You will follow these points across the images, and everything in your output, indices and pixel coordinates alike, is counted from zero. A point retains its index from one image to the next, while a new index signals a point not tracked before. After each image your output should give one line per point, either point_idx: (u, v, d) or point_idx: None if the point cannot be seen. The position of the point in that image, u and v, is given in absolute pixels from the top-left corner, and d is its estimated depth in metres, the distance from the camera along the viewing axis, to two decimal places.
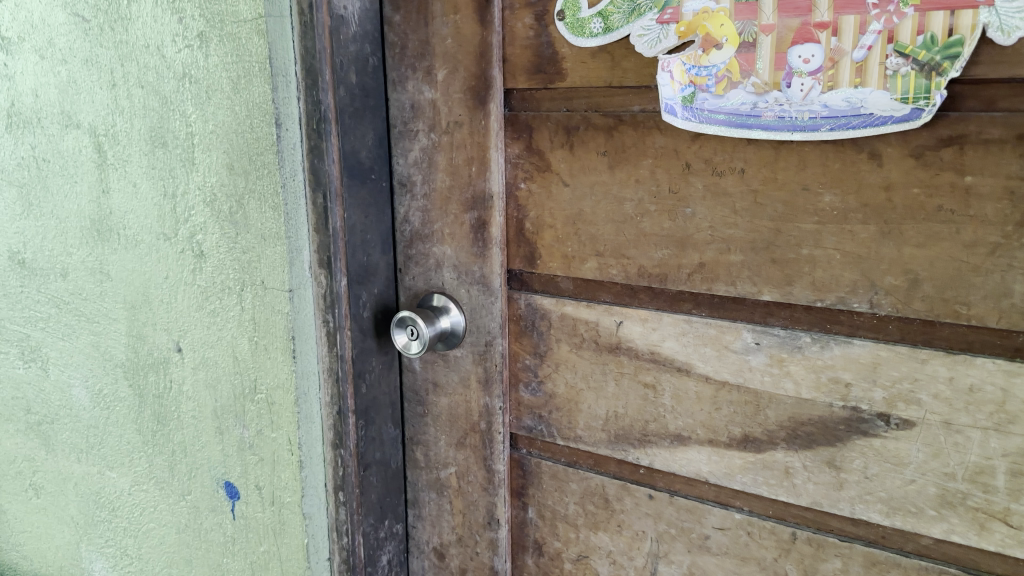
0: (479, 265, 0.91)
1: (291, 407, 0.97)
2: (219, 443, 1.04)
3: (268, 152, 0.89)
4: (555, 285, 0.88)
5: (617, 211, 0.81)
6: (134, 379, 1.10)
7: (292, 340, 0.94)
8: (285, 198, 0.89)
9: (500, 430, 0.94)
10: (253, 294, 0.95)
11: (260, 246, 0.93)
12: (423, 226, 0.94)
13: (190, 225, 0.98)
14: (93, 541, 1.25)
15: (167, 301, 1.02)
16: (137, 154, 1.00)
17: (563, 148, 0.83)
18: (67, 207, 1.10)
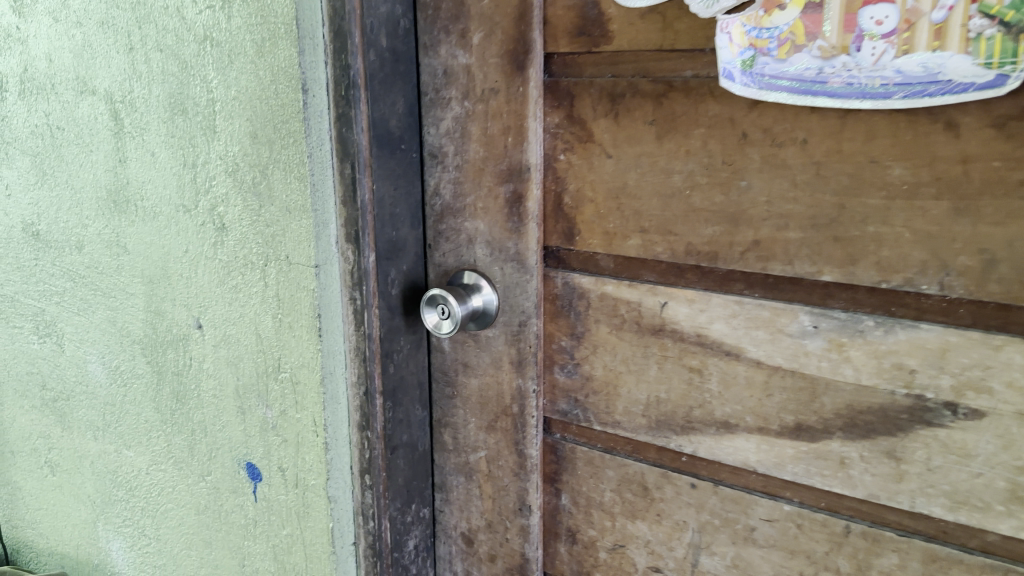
0: (515, 241, 0.86)
1: (315, 387, 0.92)
2: (241, 424, 1.00)
3: (294, 119, 0.84)
4: (595, 263, 0.83)
5: (665, 185, 0.76)
6: (152, 355, 1.06)
7: (318, 318, 0.89)
8: (311, 167, 0.85)
9: (533, 414, 0.90)
10: (277, 269, 0.90)
11: (285, 220, 0.88)
12: (454, 200, 0.89)
13: (211, 197, 0.93)
14: (111, 521, 1.22)
15: (188, 276, 0.98)
16: (155, 122, 0.95)
17: (607, 117, 0.78)
18: (83, 177, 1.06)
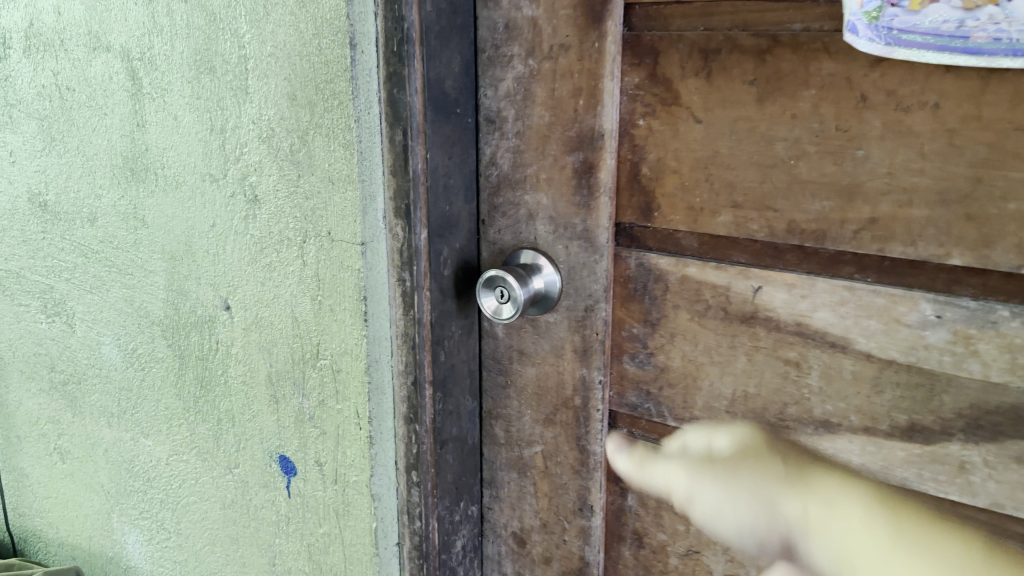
0: (582, 217, 0.78)
1: (359, 376, 0.83)
2: (275, 414, 0.91)
3: (341, 79, 0.75)
4: (675, 242, 0.75)
5: (765, 155, 0.67)
6: (174, 338, 0.98)
7: (365, 301, 0.81)
8: (359, 133, 0.76)
9: (599, 407, 0.81)
10: (318, 246, 0.81)
11: (327, 192, 0.79)
12: (514, 170, 0.81)
13: (242, 165, 0.84)
14: (126, 512, 1.14)
15: (215, 253, 0.90)
16: (179, 82, 0.86)
17: (697, 77, 0.69)
18: (97, 143, 0.97)
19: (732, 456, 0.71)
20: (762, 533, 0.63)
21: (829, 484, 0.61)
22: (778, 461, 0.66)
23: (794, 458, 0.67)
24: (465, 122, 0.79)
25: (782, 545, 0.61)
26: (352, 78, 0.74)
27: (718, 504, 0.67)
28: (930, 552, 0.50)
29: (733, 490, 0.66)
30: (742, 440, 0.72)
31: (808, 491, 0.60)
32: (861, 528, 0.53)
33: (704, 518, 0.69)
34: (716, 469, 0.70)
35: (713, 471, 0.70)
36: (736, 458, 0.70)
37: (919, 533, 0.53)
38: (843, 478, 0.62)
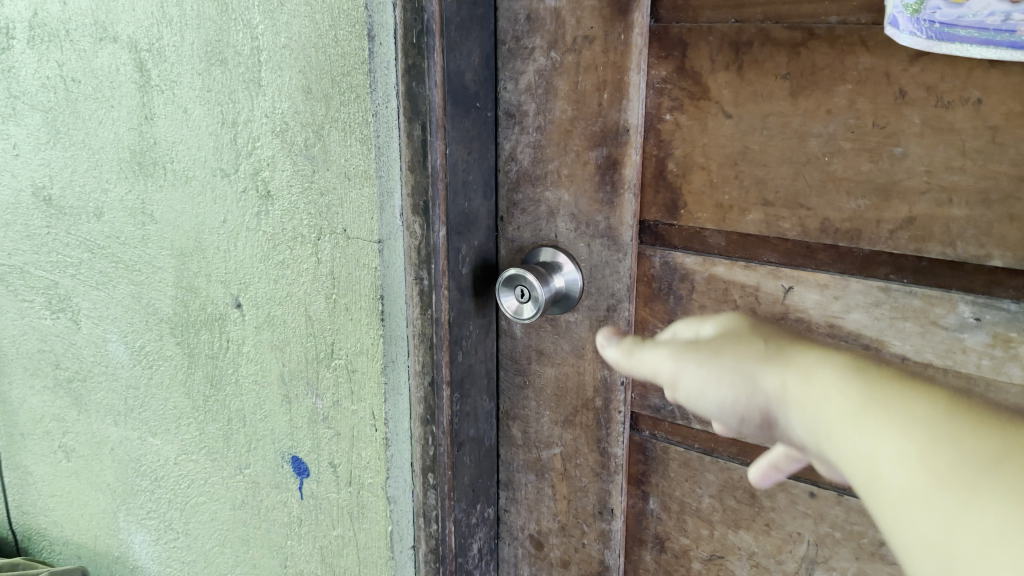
0: (606, 214, 0.76)
1: (376, 376, 0.81)
2: (287, 414, 0.89)
3: (357, 72, 0.72)
4: (702, 240, 0.73)
5: (798, 151, 0.65)
6: (183, 336, 0.96)
7: (381, 300, 0.78)
8: (376, 127, 0.73)
9: (620, 409, 0.79)
10: (333, 244, 0.79)
11: (342, 187, 0.76)
12: (534, 165, 0.78)
13: (255, 159, 0.82)
14: (133, 512, 1.13)
15: (226, 249, 0.87)
16: (189, 74, 0.84)
17: (728, 70, 0.67)
18: (103, 136, 0.95)
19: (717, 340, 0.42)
20: (744, 410, 0.38)
21: (813, 355, 0.36)
22: (764, 333, 0.40)
23: (784, 331, 0.41)
24: (485, 116, 0.77)
25: (768, 424, 0.37)
26: (370, 71, 0.72)
27: (698, 383, 0.40)
28: (927, 417, 0.30)
29: (715, 363, 0.40)
30: (725, 321, 0.43)
31: (789, 366, 0.36)
32: (851, 426, 0.32)
33: (685, 402, 0.41)
34: (696, 347, 0.42)
35: (702, 347, 0.41)
36: (716, 339, 0.41)
37: (904, 382, 0.32)
38: (828, 349, 0.36)
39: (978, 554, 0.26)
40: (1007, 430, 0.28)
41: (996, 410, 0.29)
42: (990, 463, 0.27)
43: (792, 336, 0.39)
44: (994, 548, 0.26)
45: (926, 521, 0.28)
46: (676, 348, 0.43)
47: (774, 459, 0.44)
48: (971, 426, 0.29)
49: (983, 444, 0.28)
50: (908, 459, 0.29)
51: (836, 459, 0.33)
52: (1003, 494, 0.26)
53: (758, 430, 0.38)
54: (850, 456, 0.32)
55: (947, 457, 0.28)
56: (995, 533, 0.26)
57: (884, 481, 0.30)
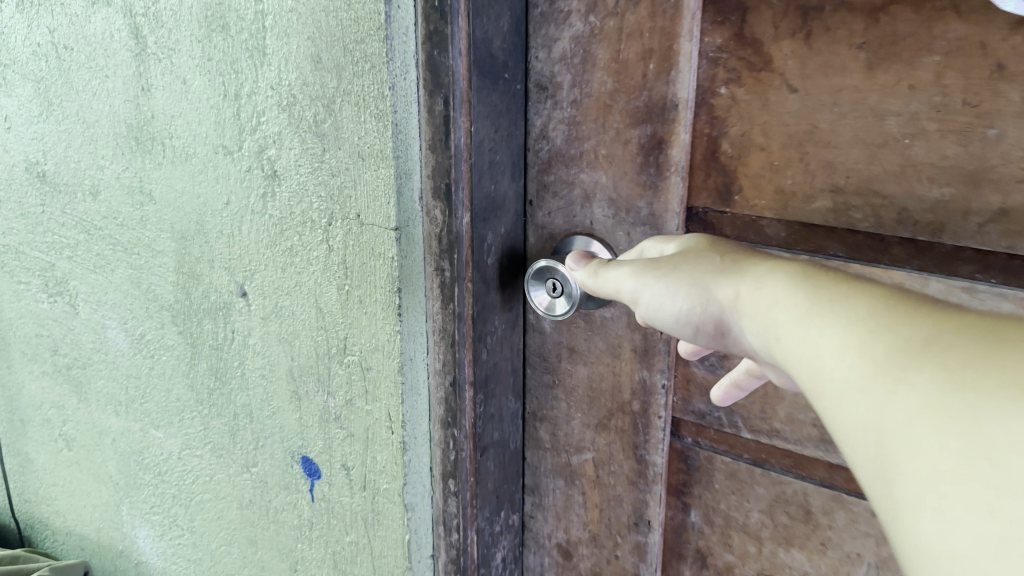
0: (649, 200, 0.68)
1: (392, 375, 0.74)
2: (297, 412, 0.82)
3: (372, 39, 0.64)
4: (758, 230, 0.65)
5: (874, 132, 0.57)
6: (185, 325, 0.89)
7: (398, 293, 0.71)
8: (394, 102, 0.65)
9: (661, 414, 0.72)
10: (345, 230, 0.71)
11: (356, 168, 0.69)
12: (567, 144, 0.71)
13: (260, 135, 0.74)
14: (136, 505, 1.07)
15: (230, 234, 0.80)
16: (188, 40, 0.76)
17: (794, 38, 0.59)
18: (98, 109, 0.88)
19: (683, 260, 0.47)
20: (701, 318, 0.44)
21: (762, 268, 0.41)
22: (715, 251, 0.46)
23: (736, 248, 0.47)
24: (515, 89, 0.69)
25: (721, 328, 0.44)
26: (386, 39, 0.64)
27: (659, 297, 0.46)
28: (863, 314, 0.33)
29: (676, 280, 0.45)
30: (685, 241, 0.51)
31: (739, 277, 0.42)
32: (798, 327, 0.36)
33: (649, 316, 0.48)
34: (658, 266, 0.48)
35: (665, 265, 0.47)
36: (676, 260, 0.47)
37: (835, 280, 0.36)
38: (775, 262, 0.41)
39: (905, 424, 0.28)
40: (931, 317, 0.31)
41: (928, 301, 0.32)
42: (916, 345, 0.30)
43: (741, 252, 0.46)
44: (915, 417, 0.28)
45: (859, 402, 0.31)
46: (641, 267, 0.49)
47: (736, 378, 0.55)
48: (901, 318, 0.32)
49: (915, 331, 0.30)
50: (848, 350, 0.32)
51: (783, 356, 0.37)
52: (929, 368, 0.28)
53: (713, 336, 0.45)
54: (793, 351, 0.36)
55: (882, 345, 0.31)
56: (912, 402, 0.28)
57: (826, 369, 0.33)
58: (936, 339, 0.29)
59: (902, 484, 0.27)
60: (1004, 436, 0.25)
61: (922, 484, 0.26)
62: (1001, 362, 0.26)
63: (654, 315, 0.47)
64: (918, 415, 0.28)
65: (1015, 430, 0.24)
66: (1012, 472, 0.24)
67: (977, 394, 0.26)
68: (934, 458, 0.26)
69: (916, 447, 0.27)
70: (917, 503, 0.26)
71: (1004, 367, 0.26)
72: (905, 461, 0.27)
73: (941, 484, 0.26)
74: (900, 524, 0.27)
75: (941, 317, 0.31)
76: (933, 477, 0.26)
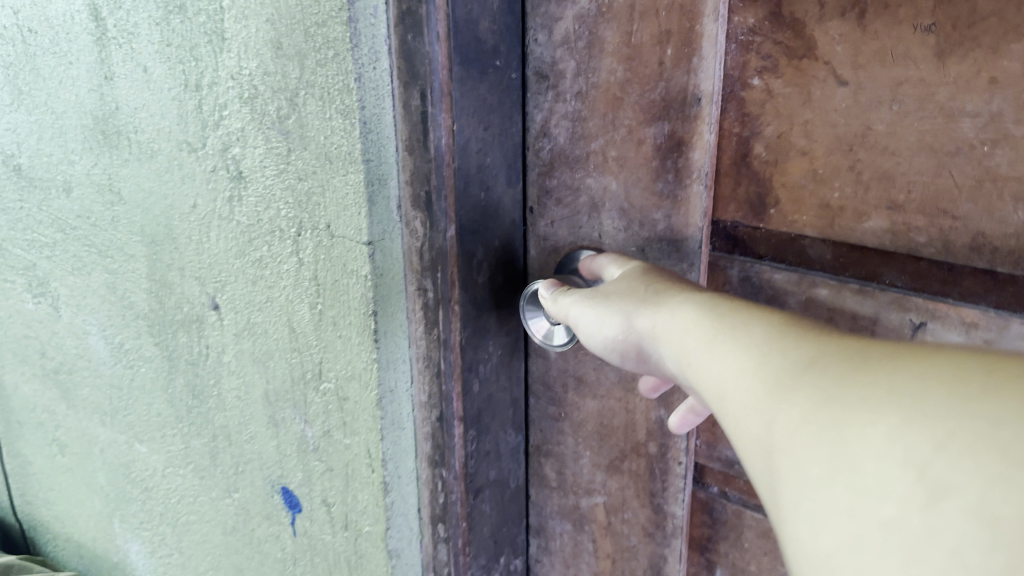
0: (666, 211, 0.57)
1: (371, 409, 0.63)
2: (274, 439, 0.73)
3: (333, 22, 0.53)
4: (799, 251, 0.53)
5: (944, 136, 0.46)
6: (161, 336, 0.81)
7: (374, 317, 0.60)
8: (360, 97, 0.54)
9: (681, 460, 0.62)
10: (315, 242, 0.62)
11: (323, 172, 0.59)
12: (572, 144, 0.60)
13: (223, 132, 0.65)
14: (127, 519, 1.01)
15: (198, 241, 0.71)
16: (147, 23, 0.67)
17: (844, 17, 0.47)
18: (64, 99, 0.79)
19: (622, 287, 0.49)
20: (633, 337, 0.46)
21: (684, 293, 0.43)
22: (652, 278, 0.48)
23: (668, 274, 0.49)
24: (510, 78, 0.59)
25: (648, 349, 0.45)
26: (349, 22, 0.53)
27: (597, 321, 0.48)
28: (761, 341, 0.34)
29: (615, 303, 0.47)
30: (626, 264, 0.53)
31: (661, 300, 0.44)
32: (702, 349, 0.37)
33: (588, 339, 0.50)
34: (602, 294, 0.50)
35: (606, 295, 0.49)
36: (618, 287, 0.49)
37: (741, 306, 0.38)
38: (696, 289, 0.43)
39: (781, 440, 0.28)
40: (818, 342, 0.31)
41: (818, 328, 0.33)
42: (796, 369, 0.30)
43: (670, 279, 0.47)
44: (793, 431, 0.27)
45: (752, 422, 0.30)
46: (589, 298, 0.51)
47: (691, 405, 0.53)
48: (793, 344, 0.32)
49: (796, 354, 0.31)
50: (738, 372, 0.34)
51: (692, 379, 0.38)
52: (802, 389, 0.28)
53: (642, 359, 0.46)
54: (703, 375, 0.36)
55: (774, 369, 0.31)
56: (793, 418, 0.28)
57: (728, 393, 0.33)
58: (821, 359, 0.29)
59: (779, 497, 0.26)
60: (868, 441, 0.24)
61: (795, 497, 0.26)
62: (871, 375, 0.26)
63: (598, 339, 0.49)
64: (798, 430, 0.27)
65: (871, 435, 0.24)
66: (872, 474, 0.23)
67: (839, 406, 0.26)
68: (804, 468, 0.26)
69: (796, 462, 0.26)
70: (791, 513, 0.26)
71: (873, 379, 0.26)
72: (783, 474, 0.27)
73: (809, 492, 0.25)
74: (779, 540, 0.26)
75: (827, 341, 0.31)
76: (807, 488, 0.25)
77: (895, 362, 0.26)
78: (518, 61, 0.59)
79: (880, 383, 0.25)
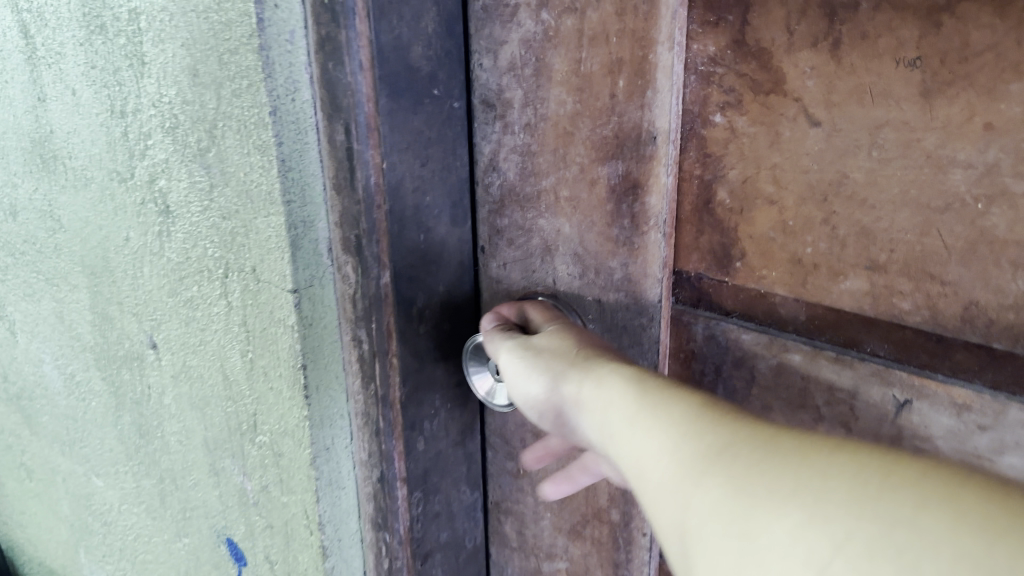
0: (623, 260, 0.50)
1: (305, 468, 0.57)
2: (216, 488, 0.68)
3: (246, 50, 0.48)
4: (768, 310, 0.47)
5: (931, 189, 0.39)
6: (108, 372, 0.76)
7: (303, 371, 0.54)
8: (277, 131, 0.48)
9: (646, 531, 0.56)
10: (242, 286, 0.56)
11: (245, 212, 0.53)
12: (522, 180, 0.53)
13: (149, 164, 0.59)
14: (91, 551, 0.96)
15: (133, 277, 0.66)
16: (71, 43, 0.62)
17: (816, 48, 0.40)
18: (4, 119, 0.75)
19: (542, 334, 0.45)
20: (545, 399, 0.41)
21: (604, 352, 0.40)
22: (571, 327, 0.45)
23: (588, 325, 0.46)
24: (451, 108, 0.52)
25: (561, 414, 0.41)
26: (263, 51, 0.47)
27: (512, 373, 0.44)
28: (685, 407, 0.30)
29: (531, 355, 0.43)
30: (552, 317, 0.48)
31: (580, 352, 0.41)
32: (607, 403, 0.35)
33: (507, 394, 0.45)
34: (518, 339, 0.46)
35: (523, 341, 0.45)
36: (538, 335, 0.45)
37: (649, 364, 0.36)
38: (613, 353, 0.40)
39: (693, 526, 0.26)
40: (737, 407, 0.29)
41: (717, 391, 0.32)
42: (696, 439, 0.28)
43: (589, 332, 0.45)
44: (705, 524, 0.25)
45: (671, 499, 0.28)
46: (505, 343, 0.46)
47: (570, 470, 0.50)
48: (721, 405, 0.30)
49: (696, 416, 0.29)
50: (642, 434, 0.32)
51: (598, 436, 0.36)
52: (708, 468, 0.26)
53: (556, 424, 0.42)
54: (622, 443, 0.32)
55: (690, 443, 0.28)
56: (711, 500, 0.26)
57: (645, 472, 0.30)
58: (730, 432, 0.27)
59: None
60: (779, 545, 0.22)
61: None
62: (778, 462, 0.25)
63: (524, 400, 0.42)
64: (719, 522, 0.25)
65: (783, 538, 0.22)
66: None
67: (747, 497, 0.24)
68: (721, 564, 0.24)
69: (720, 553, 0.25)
70: None
71: (789, 467, 0.24)
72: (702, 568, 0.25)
73: None
74: None
75: (740, 409, 0.29)
76: None
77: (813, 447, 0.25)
78: (461, 88, 0.52)
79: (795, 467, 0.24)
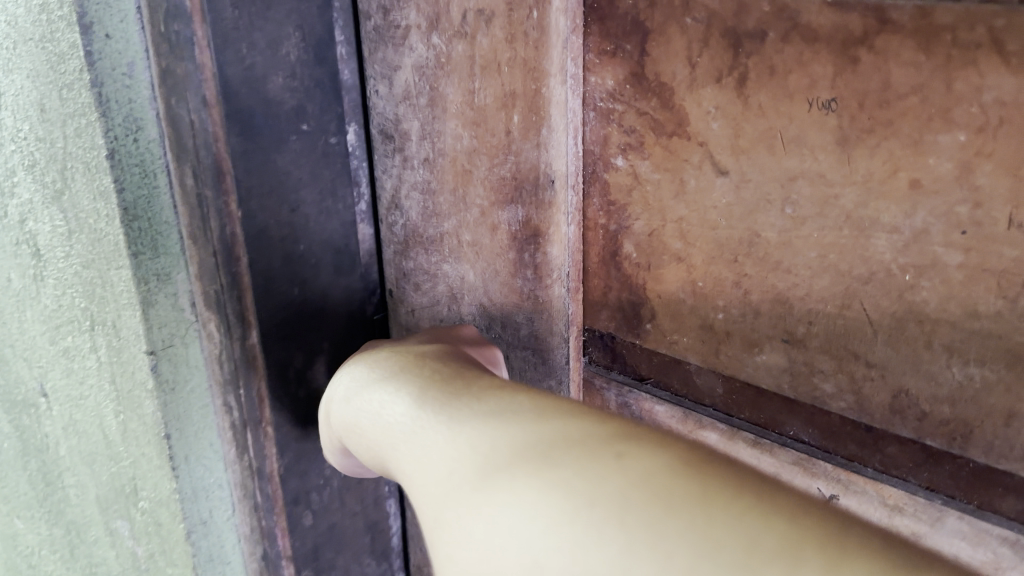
0: (528, 317, 0.44)
1: (181, 540, 0.54)
2: (114, 549, 0.63)
3: (83, 90, 0.44)
4: (684, 379, 0.41)
5: (852, 256, 0.33)
6: (11, 414, 0.71)
7: (167, 438, 0.50)
8: (117, 175, 0.45)
9: None
10: (106, 341, 0.51)
11: (100, 262, 0.48)
12: (425, 223, 0.46)
13: (19, 203, 0.53)
14: None
15: (18, 322, 0.60)
16: None
17: (720, 84, 0.34)
18: None
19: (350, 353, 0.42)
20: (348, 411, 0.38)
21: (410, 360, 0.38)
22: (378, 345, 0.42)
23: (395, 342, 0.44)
24: (327, 144, 0.45)
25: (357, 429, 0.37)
26: (95, 87, 0.43)
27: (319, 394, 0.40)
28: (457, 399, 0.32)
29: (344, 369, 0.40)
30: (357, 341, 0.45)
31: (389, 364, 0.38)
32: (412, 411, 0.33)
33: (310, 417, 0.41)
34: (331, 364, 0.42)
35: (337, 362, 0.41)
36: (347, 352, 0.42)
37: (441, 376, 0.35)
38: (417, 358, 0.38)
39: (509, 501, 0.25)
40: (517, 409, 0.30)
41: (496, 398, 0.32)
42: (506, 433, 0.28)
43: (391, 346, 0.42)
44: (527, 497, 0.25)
45: (443, 480, 0.28)
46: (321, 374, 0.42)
47: None
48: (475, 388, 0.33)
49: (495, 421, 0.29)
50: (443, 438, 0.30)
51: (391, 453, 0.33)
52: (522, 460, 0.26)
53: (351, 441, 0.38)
54: (427, 445, 0.30)
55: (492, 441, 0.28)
56: (480, 477, 0.27)
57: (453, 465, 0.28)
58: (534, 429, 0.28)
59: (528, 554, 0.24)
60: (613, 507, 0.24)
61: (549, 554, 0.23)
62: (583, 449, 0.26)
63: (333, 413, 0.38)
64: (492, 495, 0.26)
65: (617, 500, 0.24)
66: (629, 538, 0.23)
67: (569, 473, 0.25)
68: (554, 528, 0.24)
69: (488, 519, 0.25)
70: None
71: (562, 447, 0.26)
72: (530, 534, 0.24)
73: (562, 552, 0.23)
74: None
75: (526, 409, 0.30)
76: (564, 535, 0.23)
77: (572, 429, 0.27)
78: (339, 120, 0.45)
79: (569, 448, 0.26)
